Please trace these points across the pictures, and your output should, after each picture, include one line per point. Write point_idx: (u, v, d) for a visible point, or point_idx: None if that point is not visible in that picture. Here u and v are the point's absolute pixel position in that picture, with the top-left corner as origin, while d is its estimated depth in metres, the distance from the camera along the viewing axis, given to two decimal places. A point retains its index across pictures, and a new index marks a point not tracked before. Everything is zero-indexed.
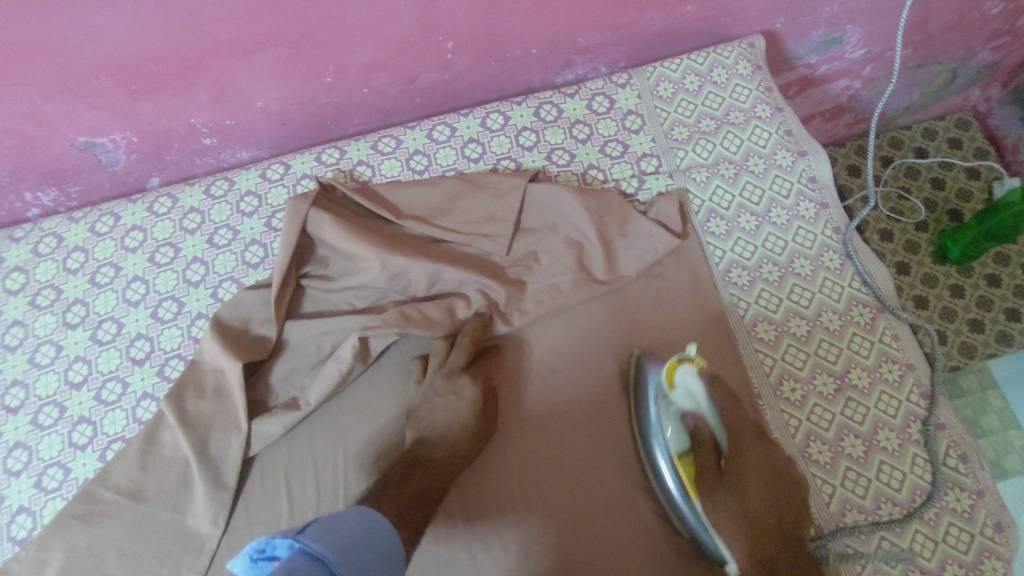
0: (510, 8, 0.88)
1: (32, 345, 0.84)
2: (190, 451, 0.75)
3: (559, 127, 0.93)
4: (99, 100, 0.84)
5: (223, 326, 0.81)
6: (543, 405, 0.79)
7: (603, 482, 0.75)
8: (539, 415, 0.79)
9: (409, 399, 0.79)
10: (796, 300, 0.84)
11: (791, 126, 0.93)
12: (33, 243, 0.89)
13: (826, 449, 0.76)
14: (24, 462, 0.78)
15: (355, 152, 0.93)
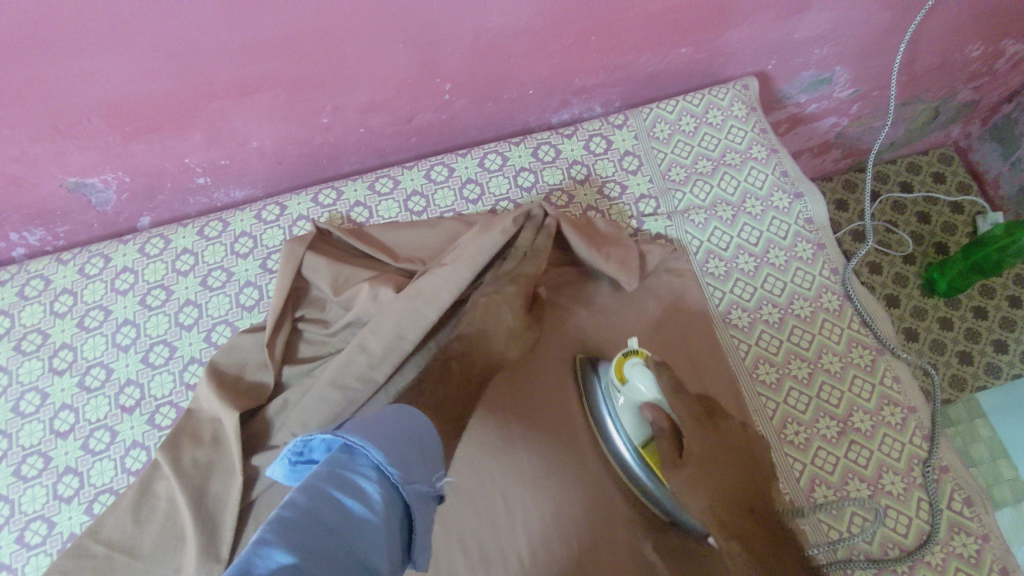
0: (508, 51, 0.88)
1: (16, 392, 0.81)
2: (186, 500, 0.72)
3: (557, 167, 0.94)
4: (90, 141, 0.83)
5: (219, 372, 0.79)
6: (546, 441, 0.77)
7: (612, 532, 0.72)
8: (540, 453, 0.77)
9: None
10: (796, 342, 0.84)
11: (787, 168, 0.94)
12: (19, 285, 0.87)
13: (831, 494, 0.76)
14: (5, 516, 0.75)
15: (352, 192, 0.93)
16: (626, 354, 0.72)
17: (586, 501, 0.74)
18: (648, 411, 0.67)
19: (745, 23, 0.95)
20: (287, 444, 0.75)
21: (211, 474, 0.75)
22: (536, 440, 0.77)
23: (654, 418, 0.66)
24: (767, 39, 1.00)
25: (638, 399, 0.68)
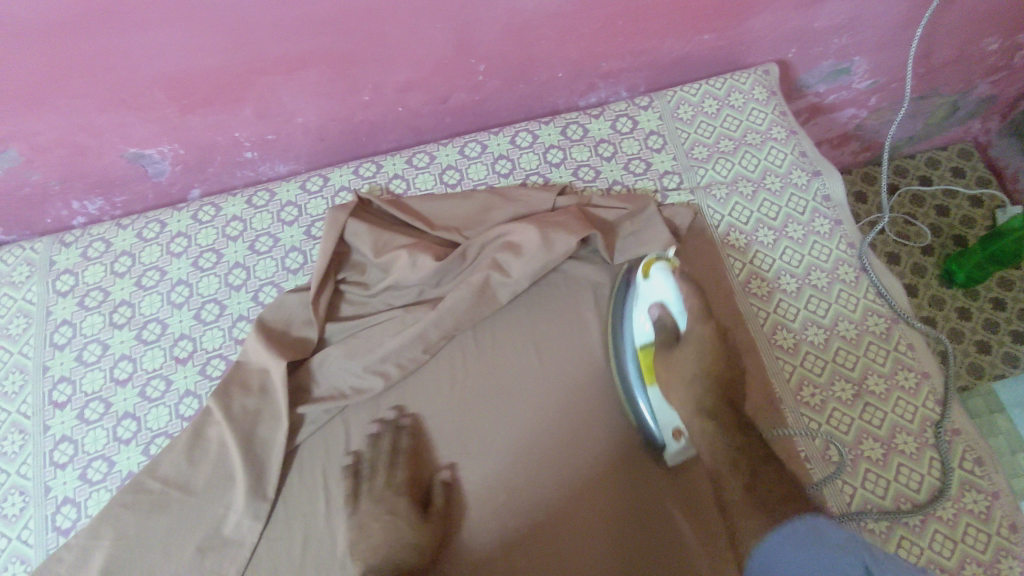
0: (540, 34, 0.93)
1: (80, 344, 0.87)
2: (236, 443, 0.77)
3: (584, 145, 0.98)
4: (151, 113, 0.89)
5: (268, 328, 0.85)
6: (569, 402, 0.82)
7: (620, 485, 0.77)
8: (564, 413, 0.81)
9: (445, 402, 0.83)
10: (813, 311, 0.87)
11: (806, 148, 0.98)
12: (83, 247, 0.93)
13: (846, 451, 0.79)
14: (69, 455, 0.81)
15: (390, 166, 0.98)
16: (654, 257, 0.82)
17: (593, 460, 0.79)
18: (655, 308, 0.79)
19: (767, 9, 1.00)
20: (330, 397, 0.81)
21: (260, 419, 0.80)
22: (559, 400, 0.82)
23: (660, 313, 0.78)
24: (787, 26, 1.05)
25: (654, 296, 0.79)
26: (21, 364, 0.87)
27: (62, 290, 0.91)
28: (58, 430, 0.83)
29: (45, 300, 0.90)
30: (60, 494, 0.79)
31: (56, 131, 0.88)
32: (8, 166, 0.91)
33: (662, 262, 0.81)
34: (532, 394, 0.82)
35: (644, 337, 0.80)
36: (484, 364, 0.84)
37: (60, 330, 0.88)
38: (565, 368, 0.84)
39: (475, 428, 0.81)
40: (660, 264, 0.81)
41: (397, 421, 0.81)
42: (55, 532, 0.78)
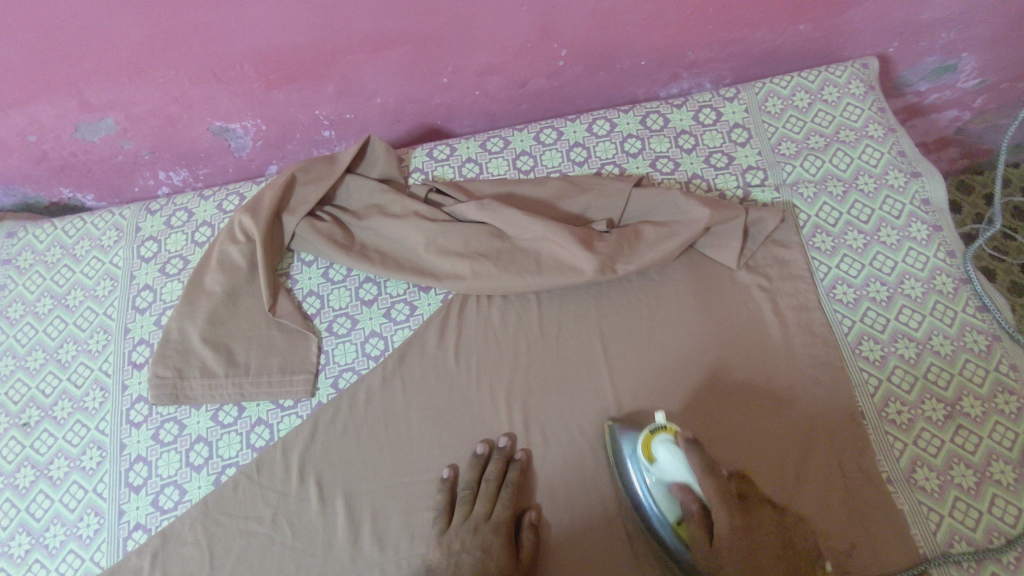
0: (627, 18, 0.90)
1: (159, 309, 0.91)
2: (285, 366, 0.85)
3: (664, 136, 0.95)
4: (239, 87, 0.91)
5: (345, 249, 0.88)
6: (635, 384, 0.81)
7: None
8: (626, 394, 0.81)
9: (508, 375, 0.84)
10: (904, 322, 0.82)
11: (905, 148, 0.92)
12: (167, 216, 0.97)
13: (933, 476, 0.73)
14: (144, 414, 0.85)
15: (464, 149, 0.97)
16: (653, 431, 0.73)
17: None
18: (677, 489, 0.69)
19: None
20: (392, 372, 0.85)
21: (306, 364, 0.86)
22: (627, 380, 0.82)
23: (682, 497, 0.68)
24: (891, 18, 0.98)
25: (666, 477, 0.70)
26: (105, 325, 0.90)
27: (145, 256, 0.94)
28: (135, 390, 0.86)
29: (130, 265, 0.94)
30: (134, 451, 0.83)
31: (150, 102, 0.91)
32: (104, 134, 0.95)
33: (664, 437, 0.72)
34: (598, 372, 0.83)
35: (659, 500, 0.71)
36: (548, 350, 0.85)
37: (142, 295, 0.92)
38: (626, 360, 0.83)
39: (546, 440, 0.80)
40: (665, 441, 0.71)
41: (441, 383, 0.84)
42: (127, 487, 0.82)
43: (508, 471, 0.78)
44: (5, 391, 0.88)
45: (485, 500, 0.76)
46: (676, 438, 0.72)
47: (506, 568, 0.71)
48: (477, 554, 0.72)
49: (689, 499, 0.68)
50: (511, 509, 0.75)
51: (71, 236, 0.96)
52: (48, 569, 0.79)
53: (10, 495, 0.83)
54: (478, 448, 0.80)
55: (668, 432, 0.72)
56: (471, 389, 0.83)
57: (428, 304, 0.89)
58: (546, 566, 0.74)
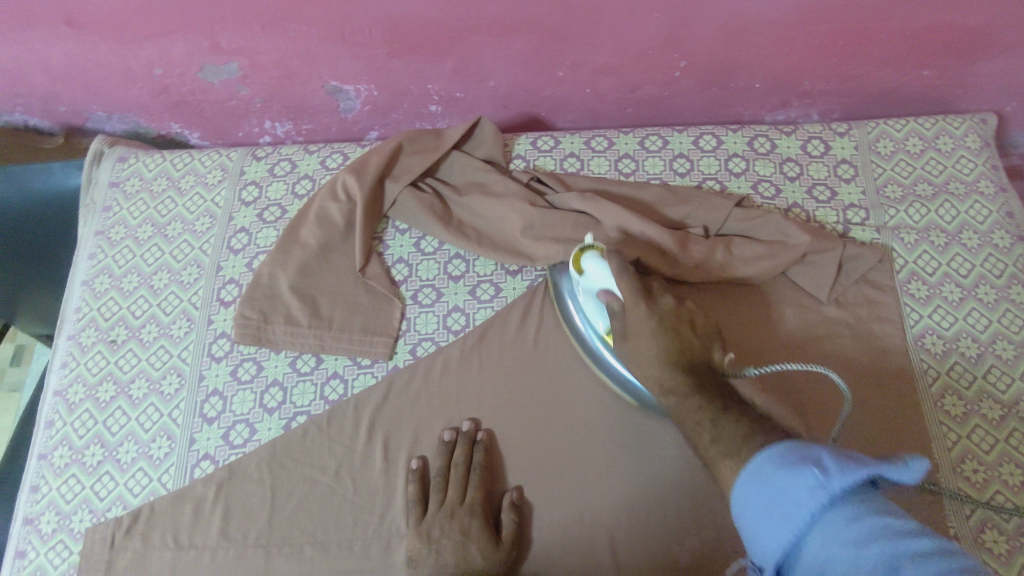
0: (753, 39, 0.90)
1: (252, 252, 0.93)
2: (366, 324, 0.87)
3: (769, 160, 0.95)
4: (363, 51, 0.93)
5: (441, 217, 0.91)
6: None
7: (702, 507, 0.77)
8: None
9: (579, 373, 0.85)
10: (991, 382, 0.80)
11: (1015, 209, 0.90)
12: (271, 163, 0.99)
13: (1004, 540, 0.73)
14: (226, 350, 0.88)
15: (568, 144, 0.98)
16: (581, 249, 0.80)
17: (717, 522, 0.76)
18: (603, 294, 0.76)
19: (1001, 54, 0.92)
20: (469, 347, 0.86)
21: (389, 325, 0.88)
22: None
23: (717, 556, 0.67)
24: (1018, 77, 0.96)
25: (592, 286, 0.78)
26: (199, 259, 0.93)
27: (246, 200, 0.97)
28: (220, 325, 0.89)
29: (230, 206, 0.96)
30: (211, 385, 0.86)
31: (276, 53, 0.93)
32: (225, 77, 0.98)
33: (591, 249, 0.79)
34: None
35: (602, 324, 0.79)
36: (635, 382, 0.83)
37: (238, 237, 0.94)
38: None
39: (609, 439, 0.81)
40: (593, 251, 0.78)
41: (515, 365, 0.85)
42: (200, 418, 0.84)
43: (474, 454, 0.80)
44: (97, 307, 0.91)
45: (457, 484, 0.78)
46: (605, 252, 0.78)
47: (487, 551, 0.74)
48: (457, 537, 0.75)
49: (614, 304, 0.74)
50: (482, 492, 0.78)
51: (178, 170, 1.00)
52: (117, 482, 0.82)
53: (90, 406, 0.86)
54: (464, 425, 0.82)
55: (596, 248, 0.79)
56: (540, 378, 0.84)
57: (513, 289, 0.90)
58: (527, 547, 0.77)
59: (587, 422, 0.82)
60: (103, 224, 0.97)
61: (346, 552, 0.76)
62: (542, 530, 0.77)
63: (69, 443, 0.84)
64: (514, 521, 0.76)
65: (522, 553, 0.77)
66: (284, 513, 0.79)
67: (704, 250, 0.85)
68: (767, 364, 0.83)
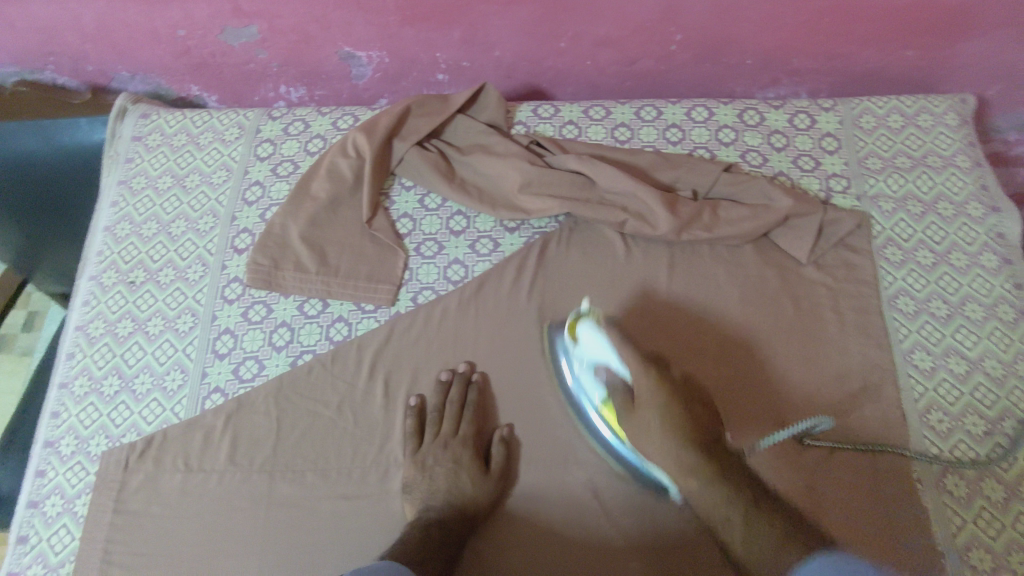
0: (744, 15, 0.95)
1: (266, 204, 0.98)
2: (370, 271, 0.92)
3: (758, 132, 1.00)
4: (376, 17, 0.98)
5: (444, 173, 0.96)
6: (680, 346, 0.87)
7: None
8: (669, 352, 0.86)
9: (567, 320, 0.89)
10: (959, 341, 0.85)
11: (989, 182, 0.95)
12: (285, 123, 1.05)
13: (964, 484, 0.77)
14: (238, 293, 0.93)
15: (567, 112, 1.03)
16: (576, 317, 0.82)
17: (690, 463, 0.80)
18: (602, 371, 0.79)
19: (980, 36, 0.97)
20: (467, 296, 0.91)
21: (391, 273, 0.93)
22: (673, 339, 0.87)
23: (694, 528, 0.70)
24: (997, 60, 1.01)
25: (590, 360, 0.80)
26: (215, 209, 0.99)
27: (261, 156, 1.02)
28: (233, 270, 0.94)
29: (245, 161, 1.02)
30: (223, 324, 0.91)
31: (294, 17, 0.99)
32: (245, 40, 1.03)
33: (586, 319, 0.81)
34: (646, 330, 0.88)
35: (596, 395, 0.80)
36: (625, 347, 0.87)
37: (252, 190, 1.00)
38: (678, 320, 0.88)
39: None
40: (587, 321, 0.81)
41: (509, 313, 0.90)
42: (212, 354, 0.90)
43: (468, 393, 0.85)
44: (118, 250, 0.97)
45: (451, 420, 0.84)
46: (599, 320, 0.81)
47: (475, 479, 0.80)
48: (449, 466, 0.81)
49: (615, 378, 0.77)
50: (474, 427, 0.84)
51: (197, 127, 1.05)
52: (132, 411, 0.87)
53: (108, 340, 0.91)
54: (460, 367, 0.87)
55: (590, 316, 0.81)
56: (531, 326, 0.89)
57: (511, 244, 0.95)
58: (513, 479, 0.81)
59: (574, 366, 0.87)
60: (125, 174, 1.02)
61: (345, 479, 0.81)
62: (529, 464, 0.82)
63: (88, 373, 0.89)
64: (503, 455, 0.81)
65: (507, 487, 0.81)
66: (288, 442, 0.84)
67: (692, 209, 0.90)
68: (749, 318, 0.88)
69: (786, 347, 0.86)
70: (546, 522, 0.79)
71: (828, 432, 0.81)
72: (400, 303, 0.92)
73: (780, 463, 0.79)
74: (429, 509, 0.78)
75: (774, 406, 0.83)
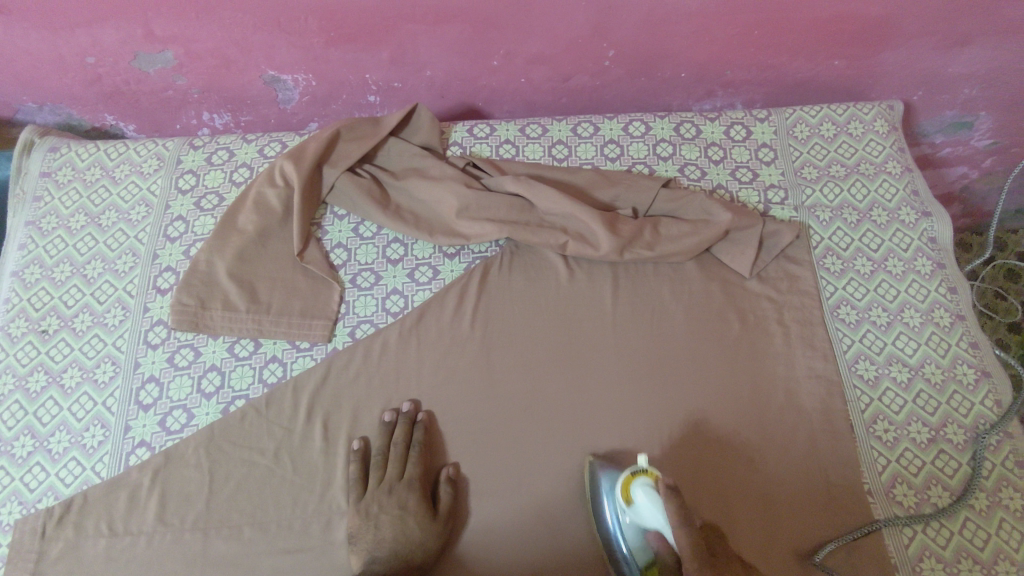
0: (676, 30, 0.95)
1: (189, 240, 0.93)
2: (304, 307, 0.88)
3: (695, 145, 0.99)
4: (299, 40, 0.94)
5: (378, 200, 0.92)
6: (625, 368, 0.85)
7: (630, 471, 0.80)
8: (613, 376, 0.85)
9: (510, 349, 0.87)
10: (899, 348, 0.86)
11: (919, 187, 0.96)
12: (208, 152, 0.99)
13: (911, 493, 0.78)
14: (162, 337, 0.87)
15: (504, 131, 1.01)
16: (633, 474, 0.72)
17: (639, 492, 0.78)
18: (654, 536, 0.69)
19: (903, 45, 0.99)
20: (408, 329, 0.88)
21: (327, 308, 0.89)
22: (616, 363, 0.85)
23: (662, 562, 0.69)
24: (920, 67, 1.03)
25: (643, 520, 0.70)
26: (134, 248, 0.93)
27: (183, 188, 0.97)
28: (156, 313, 0.89)
29: (166, 194, 0.96)
30: (147, 372, 0.85)
31: (212, 42, 0.94)
32: (160, 66, 0.97)
33: (645, 480, 0.71)
34: (589, 354, 0.86)
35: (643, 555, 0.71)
36: (570, 376, 0.85)
37: (174, 225, 0.94)
38: (621, 343, 0.87)
39: (537, 411, 0.83)
40: (644, 483, 0.70)
41: (453, 344, 0.87)
42: (136, 405, 0.84)
43: (413, 433, 0.81)
44: (28, 297, 0.90)
45: (395, 463, 0.79)
46: (657, 484, 0.70)
47: (423, 524, 0.75)
48: (395, 513, 0.76)
49: (665, 551, 0.67)
50: (420, 469, 0.79)
51: (112, 159, 0.99)
52: (48, 473, 0.80)
53: (20, 396, 0.84)
54: (403, 406, 0.83)
55: (648, 475, 0.71)
56: (473, 357, 0.86)
57: (451, 271, 0.92)
58: (462, 519, 0.78)
59: (519, 396, 0.84)
60: (33, 214, 0.95)
61: (286, 532, 0.77)
62: (479, 502, 0.79)
63: None
64: (450, 495, 0.78)
65: (456, 529, 0.78)
66: (223, 496, 0.79)
67: (632, 228, 0.89)
68: (694, 336, 0.87)
69: (733, 367, 0.85)
70: (496, 566, 0.76)
71: (779, 449, 0.80)
72: (338, 339, 0.88)
73: (730, 486, 0.78)
74: (373, 564, 0.74)
75: (721, 425, 0.82)
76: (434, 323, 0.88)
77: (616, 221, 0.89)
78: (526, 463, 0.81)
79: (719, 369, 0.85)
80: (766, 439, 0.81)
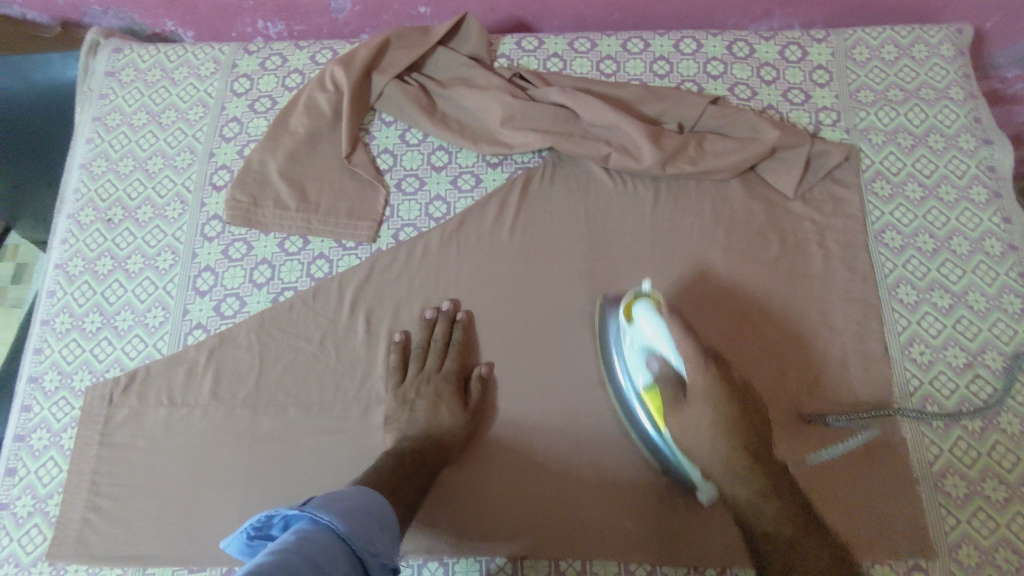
0: None
1: (244, 141, 0.96)
2: (350, 208, 0.91)
3: (747, 64, 0.97)
4: None
5: (424, 107, 0.94)
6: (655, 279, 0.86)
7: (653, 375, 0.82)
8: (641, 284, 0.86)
9: (546, 255, 0.89)
10: (944, 275, 0.84)
11: (982, 115, 0.93)
12: (262, 58, 1.02)
13: (942, 415, 0.78)
14: (218, 230, 0.92)
15: (552, 45, 1.00)
16: (636, 297, 0.77)
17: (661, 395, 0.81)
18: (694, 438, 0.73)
19: None
20: (450, 233, 0.90)
21: (373, 210, 0.92)
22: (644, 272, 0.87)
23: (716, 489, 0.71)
24: None
25: (640, 342, 0.74)
26: (192, 146, 0.97)
27: (238, 91, 1.00)
28: (212, 207, 0.93)
29: (222, 96, 0.99)
30: (203, 261, 0.90)
31: None
32: None
33: (645, 302, 0.75)
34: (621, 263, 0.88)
35: (641, 379, 0.75)
36: (598, 285, 0.87)
37: (230, 126, 0.97)
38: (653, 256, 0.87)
39: (566, 318, 0.85)
40: (645, 303, 0.75)
41: (492, 248, 0.89)
42: (193, 291, 0.89)
43: (453, 331, 0.85)
44: (95, 188, 0.95)
45: (435, 355, 0.84)
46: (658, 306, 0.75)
47: (454, 414, 0.79)
48: (431, 398, 0.80)
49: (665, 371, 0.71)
50: (457, 365, 0.83)
51: (172, 62, 1.02)
52: (115, 346, 0.87)
53: (89, 278, 0.90)
54: (443, 305, 0.86)
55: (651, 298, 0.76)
56: (510, 262, 0.89)
57: (493, 180, 0.93)
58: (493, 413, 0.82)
59: (551, 300, 0.86)
60: (99, 111, 1.00)
61: (328, 413, 0.82)
62: (510, 399, 0.82)
63: (69, 311, 0.89)
64: (480, 391, 0.82)
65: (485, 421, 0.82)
66: (271, 376, 0.84)
67: (676, 141, 0.89)
68: (729, 253, 0.87)
69: (770, 286, 0.85)
70: (523, 459, 0.80)
71: (810, 365, 0.81)
72: (382, 240, 0.91)
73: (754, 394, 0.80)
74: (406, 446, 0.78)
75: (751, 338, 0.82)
76: (475, 229, 0.90)
77: (661, 134, 0.89)
78: (554, 365, 0.84)
79: (752, 285, 0.85)
80: (798, 360, 0.81)
